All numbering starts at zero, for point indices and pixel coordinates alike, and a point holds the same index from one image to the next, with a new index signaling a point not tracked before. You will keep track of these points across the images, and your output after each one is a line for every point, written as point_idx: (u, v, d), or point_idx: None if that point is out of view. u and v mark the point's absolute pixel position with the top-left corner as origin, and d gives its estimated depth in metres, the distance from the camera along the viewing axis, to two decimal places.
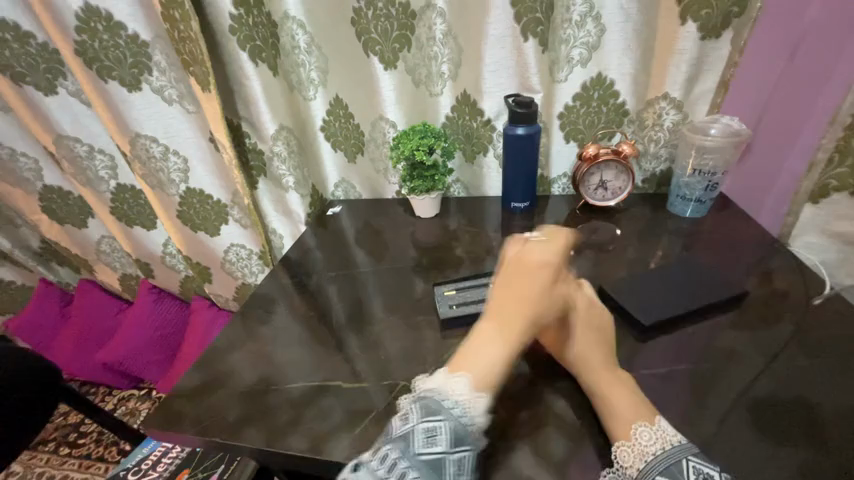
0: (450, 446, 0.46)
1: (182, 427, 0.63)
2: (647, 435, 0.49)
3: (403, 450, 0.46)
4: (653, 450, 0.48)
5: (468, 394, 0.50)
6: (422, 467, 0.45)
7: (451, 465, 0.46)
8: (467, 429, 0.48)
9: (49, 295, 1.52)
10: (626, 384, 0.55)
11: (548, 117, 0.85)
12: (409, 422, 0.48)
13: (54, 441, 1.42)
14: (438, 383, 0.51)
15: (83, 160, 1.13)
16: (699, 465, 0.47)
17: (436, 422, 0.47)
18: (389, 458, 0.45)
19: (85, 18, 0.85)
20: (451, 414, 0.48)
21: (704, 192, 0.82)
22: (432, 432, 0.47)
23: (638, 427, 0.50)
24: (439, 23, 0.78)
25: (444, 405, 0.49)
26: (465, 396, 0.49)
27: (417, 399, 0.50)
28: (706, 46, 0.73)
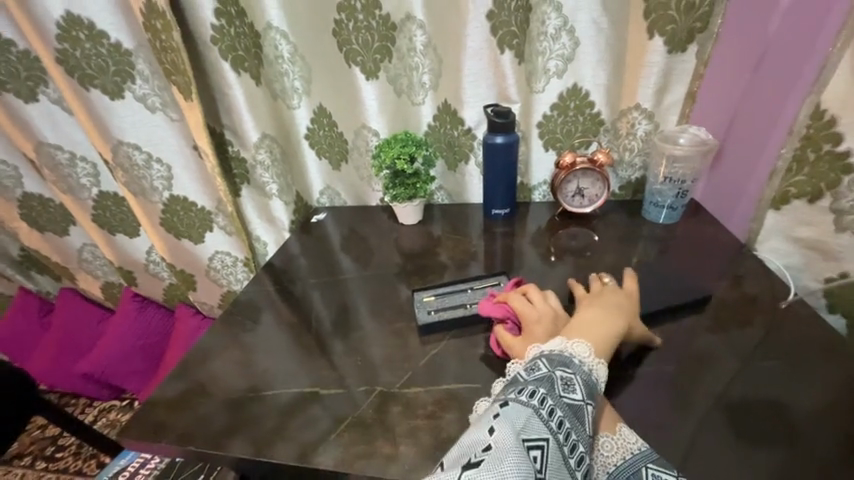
0: (586, 397, 0.50)
1: (161, 437, 0.63)
2: (608, 446, 0.52)
3: (549, 389, 0.49)
4: (614, 461, 0.51)
5: (590, 360, 0.54)
6: (567, 409, 0.48)
7: (588, 412, 0.50)
8: (596, 383, 0.52)
9: (26, 304, 1.48)
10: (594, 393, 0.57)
11: (527, 126, 0.87)
12: (544, 369, 0.52)
13: (30, 455, 1.38)
14: (567, 344, 0.55)
15: (64, 168, 1.12)
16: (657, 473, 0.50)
17: (571, 375, 0.51)
18: (538, 394, 0.48)
19: (66, 27, 0.86)
20: (582, 369, 0.52)
21: (676, 199, 0.85)
22: (570, 381, 0.51)
23: (601, 438, 0.52)
24: (419, 35, 0.80)
25: (575, 362, 0.53)
26: (589, 358, 0.54)
27: (545, 354, 0.54)
28: (672, 59, 0.77)
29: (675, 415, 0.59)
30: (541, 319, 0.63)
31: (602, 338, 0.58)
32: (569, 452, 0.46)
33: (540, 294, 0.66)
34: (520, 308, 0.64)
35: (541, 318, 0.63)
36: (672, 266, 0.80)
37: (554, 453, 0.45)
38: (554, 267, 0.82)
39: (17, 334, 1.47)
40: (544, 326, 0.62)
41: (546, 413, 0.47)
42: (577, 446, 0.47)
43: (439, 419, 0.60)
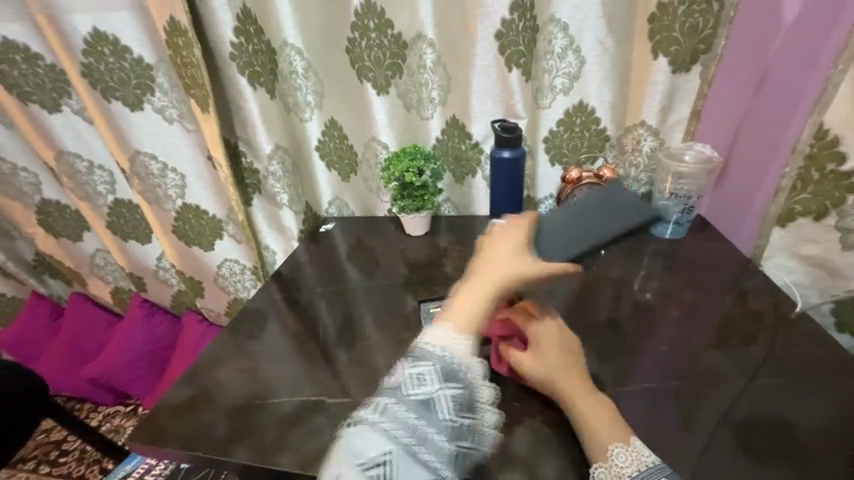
0: (442, 383, 0.49)
1: (168, 442, 0.64)
2: (622, 457, 0.51)
3: (394, 396, 0.48)
4: (629, 472, 0.50)
5: (446, 341, 0.51)
6: (413, 408, 0.47)
7: (446, 399, 0.48)
8: (455, 367, 0.50)
9: (38, 307, 1.51)
10: (604, 403, 0.57)
11: (534, 141, 0.88)
12: (396, 374, 0.50)
13: (35, 459, 1.39)
14: (421, 337, 0.53)
15: (83, 176, 1.15)
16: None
17: (427, 368, 0.49)
18: (383, 406, 0.47)
19: (92, 42, 0.90)
20: (437, 358, 0.50)
21: (682, 214, 0.86)
22: (422, 375, 0.49)
23: (615, 449, 0.52)
24: (429, 53, 0.83)
25: (431, 351, 0.51)
26: (453, 346, 0.51)
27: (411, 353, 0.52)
28: (677, 79, 0.79)
29: (680, 433, 0.58)
30: (545, 331, 0.62)
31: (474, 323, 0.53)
32: (426, 448, 0.46)
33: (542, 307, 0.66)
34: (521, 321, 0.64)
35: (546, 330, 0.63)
36: (678, 281, 0.80)
37: (403, 460, 0.45)
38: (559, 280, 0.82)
39: (28, 337, 1.49)
40: (550, 338, 0.62)
41: (388, 426, 0.46)
42: (435, 443, 0.46)
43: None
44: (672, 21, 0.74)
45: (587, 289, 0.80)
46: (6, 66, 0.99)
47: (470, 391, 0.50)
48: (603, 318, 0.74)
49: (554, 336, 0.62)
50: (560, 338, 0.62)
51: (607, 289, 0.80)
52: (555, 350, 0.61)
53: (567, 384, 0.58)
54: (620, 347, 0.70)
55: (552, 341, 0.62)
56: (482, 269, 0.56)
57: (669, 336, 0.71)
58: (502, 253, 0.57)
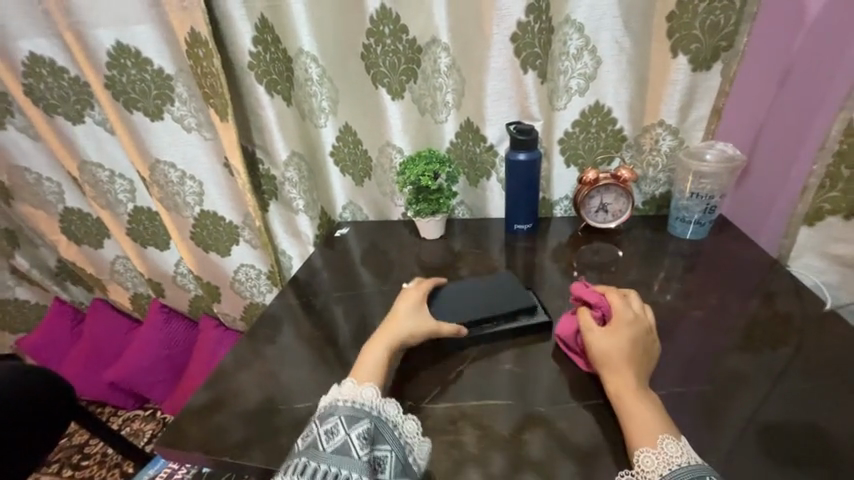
0: (349, 429, 0.55)
1: (187, 447, 0.64)
2: (673, 447, 0.51)
3: (312, 454, 0.53)
4: (678, 461, 0.50)
5: (352, 390, 0.60)
6: (331, 460, 0.53)
7: (356, 439, 0.55)
8: (361, 410, 0.57)
9: (61, 313, 1.54)
10: (652, 399, 0.56)
11: (549, 143, 0.88)
12: (310, 435, 0.55)
13: (58, 462, 1.42)
14: (334, 390, 0.60)
15: (104, 184, 1.18)
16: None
17: (333, 421, 0.56)
18: (305, 467, 0.52)
19: (115, 55, 0.93)
20: (342, 407, 0.57)
21: (703, 214, 0.84)
22: (333, 428, 0.55)
23: (665, 439, 0.51)
24: (444, 57, 0.83)
25: (338, 404, 0.58)
26: (371, 397, 0.59)
27: (317, 413, 0.58)
28: (696, 77, 0.77)
29: (704, 438, 0.57)
30: (633, 320, 0.63)
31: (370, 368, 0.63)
32: None
33: (640, 303, 0.66)
34: (617, 302, 0.65)
35: (632, 319, 0.63)
36: (698, 283, 0.79)
37: None
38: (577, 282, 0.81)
39: (51, 342, 1.53)
40: (632, 328, 0.62)
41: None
42: None
43: (458, 435, 0.60)
44: (691, 19, 0.73)
45: None
46: (33, 80, 1.02)
47: (378, 426, 0.57)
48: None
49: (636, 328, 0.62)
50: (642, 334, 0.62)
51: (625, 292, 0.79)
52: (630, 340, 0.61)
53: (626, 370, 0.58)
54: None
55: (633, 330, 0.62)
56: (385, 328, 0.68)
57: (690, 339, 0.69)
58: (401, 315, 0.70)
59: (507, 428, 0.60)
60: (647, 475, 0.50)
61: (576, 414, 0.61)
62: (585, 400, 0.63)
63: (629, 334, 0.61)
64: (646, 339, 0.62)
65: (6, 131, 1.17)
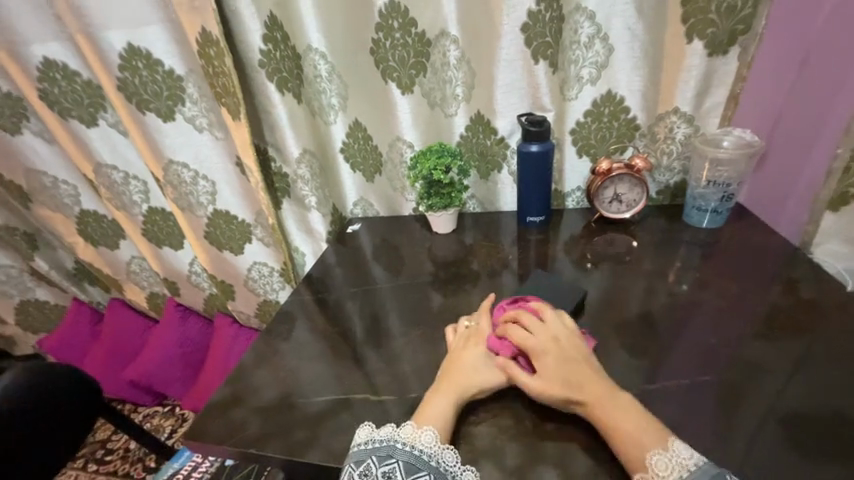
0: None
1: (209, 440, 0.65)
2: (663, 464, 0.50)
3: None
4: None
5: (412, 432, 0.57)
6: None
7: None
8: (421, 458, 0.55)
9: (80, 313, 1.58)
10: (624, 406, 0.56)
11: (561, 133, 0.87)
12: (367, 473, 0.54)
13: (83, 457, 1.46)
14: (391, 428, 0.58)
15: (119, 186, 1.20)
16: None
17: (392, 464, 0.54)
18: None
19: (127, 57, 0.93)
20: (402, 452, 0.55)
21: (720, 202, 0.83)
22: (390, 472, 0.53)
23: (653, 456, 0.51)
24: (453, 50, 0.83)
25: (397, 446, 0.56)
26: (433, 446, 0.56)
27: (373, 448, 0.56)
28: (712, 63, 0.76)
29: (720, 427, 0.57)
30: (548, 341, 0.62)
31: (434, 416, 0.58)
32: None
33: (550, 317, 0.65)
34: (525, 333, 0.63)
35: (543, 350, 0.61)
36: (713, 272, 0.78)
37: None
38: (592, 274, 0.81)
39: (72, 342, 1.57)
40: (558, 348, 0.61)
41: None
42: None
43: (472, 427, 0.61)
44: (707, 3, 0.72)
45: (621, 282, 0.79)
46: (47, 85, 1.04)
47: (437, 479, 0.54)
48: (634, 311, 0.73)
49: (559, 347, 0.62)
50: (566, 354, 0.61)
51: (639, 282, 0.78)
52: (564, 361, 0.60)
53: (584, 394, 0.57)
54: (649, 340, 0.68)
55: (559, 352, 0.61)
56: (453, 369, 0.64)
57: (705, 329, 0.69)
58: (465, 360, 0.64)
59: (520, 418, 0.61)
60: None
61: None
62: None
63: (559, 358, 0.60)
64: (576, 348, 0.62)
65: (22, 136, 1.19)
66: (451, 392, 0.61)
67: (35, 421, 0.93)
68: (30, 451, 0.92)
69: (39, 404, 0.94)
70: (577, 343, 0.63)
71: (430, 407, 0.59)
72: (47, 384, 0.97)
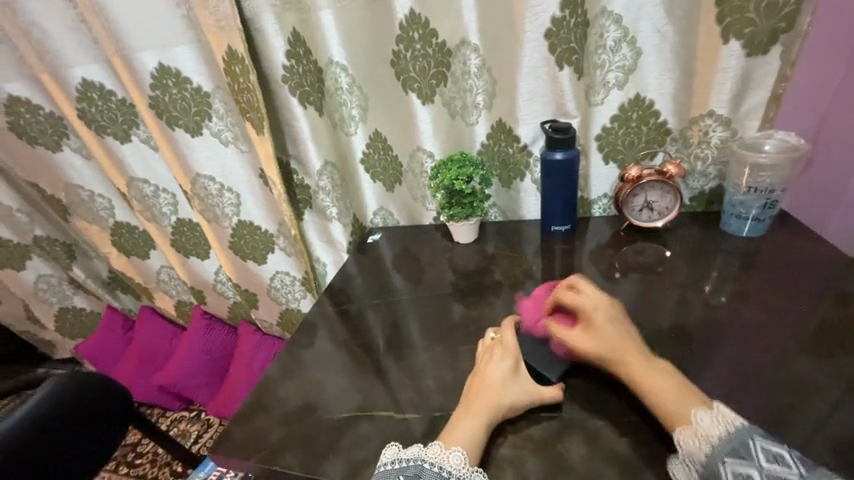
0: None
1: (232, 450, 0.65)
2: (707, 421, 0.51)
3: None
4: (717, 434, 0.50)
5: (440, 453, 0.55)
6: None
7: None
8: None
9: (113, 320, 1.64)
10: (662, 371, 0.57)
11: (586, 140, 0.84)
12: None
13: (114, 460, 1.51)
14: (419, 448, 0.56)
15: (150, 199, 1.25)
16: (767, 445, 0.48)
17: None
18: None
19: (158, 76, 0.97)
20: (431, 473, 0.53)
21: (762, 210, 0.78)
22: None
23: (697, 414, 0.52)
24: (473, 59, 0.82)
25: (425, 466, 0.54)
26: (462, 468, 0.54)
27: (400, 468, 0.54)
28: (751, 62, 0.72)
29: None
30: (595, 309, 0.63)
31: (463, 436, 0.56)
32: None
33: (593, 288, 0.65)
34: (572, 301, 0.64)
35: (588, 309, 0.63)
36: (754, 283, 0.73)
37: None
38: (622, 285, 0.78)
39: (105, 348, 1.63)
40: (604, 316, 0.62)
41: None
42: None
43: (495, 445, 0.59)
44: (745, 1, 0.68)
45: (653, 293, 0.75)
46: (85, 104, 1.09)
47: None
48: (668, 324, 0.69)
49: (606, 314, 0.62)
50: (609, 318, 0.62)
51: (672, 294, 0.74)
52: (611, 329, 0.61)
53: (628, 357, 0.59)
54: (686, 355, 0.64)
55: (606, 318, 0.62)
56: (476, 387, 0.61)
57: (747, 344, 0.64)
58: (494, 378, 0.61)
59: (545, 436, 0.59)
60: (695, 459, 0.50)
61: (619, 425, 0.58)
62: (635, 414, 0.59)
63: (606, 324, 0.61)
64: (621, 316, 0.63)
65: (62, 153, 1.25)
66: (479, 410, 0.59)
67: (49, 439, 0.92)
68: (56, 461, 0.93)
69: (69, 414, 0.96)
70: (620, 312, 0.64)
71: (457, 427, 0.58)
72: (69, 400, 0.97)
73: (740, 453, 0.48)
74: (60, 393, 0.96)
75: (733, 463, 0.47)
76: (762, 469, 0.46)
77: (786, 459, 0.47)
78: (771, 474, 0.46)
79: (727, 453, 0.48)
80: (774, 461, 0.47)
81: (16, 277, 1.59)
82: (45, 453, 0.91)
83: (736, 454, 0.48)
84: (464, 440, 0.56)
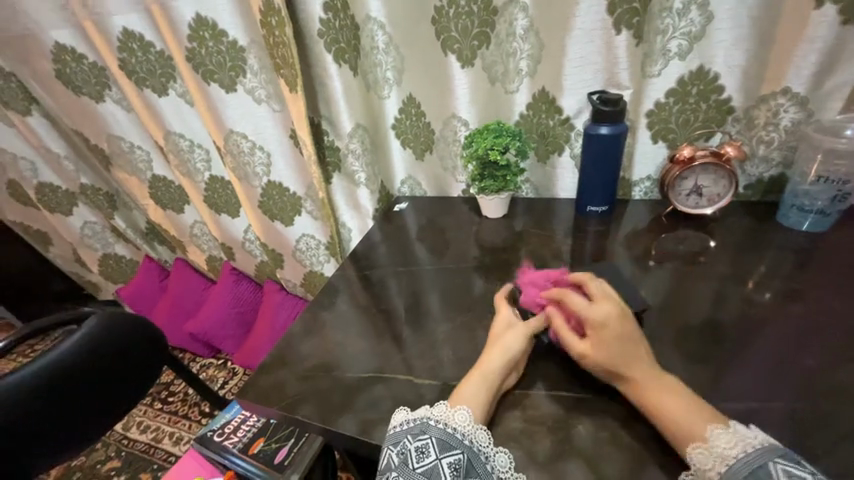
0: (440, 454, 0.52)
1: (252, 396, 0.68)
2: (724, 438, 0.47)
3: (402, 470, 0.51)
4: (733, 453, 0.46)
5: (446, 411, 0.55)
6: None
7: (446, 467, 0.51)
8: (454, 437, 0.53)
9: (149, 269, 1.74)
10: (674, 397, 0.52)
11: (635, 114, 0.78)
12: (400, 447, 0.53)
13: (150, 396, 1.64)
14: (425, 407, 0.56)
15: (185, 154, 1.28)
16: (789, 468, 0.44)
17: (425, 440, 0.53)
18: None
19: (195, 27, 0.96)
20: (435, 430, 0.53)
21: (830, 203, 0.72)
22: (424, 448, 0.52)
23: (712, 433, 0.48)
24: (521, 19, 0.76)
25: (430, 423, 0.54)
26: (467, 424, 0.54)
27: (407, 428, 0.55)
28: (846, 31, 0.63)
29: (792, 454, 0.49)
30: (601, 321, 0.57)
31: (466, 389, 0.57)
32: None
33: (601, 289, 0.60)
34: (577, 306, 0.59)
35: (602, 322, 0.56)
36: (806, 282, 0.67)
37: None
38: (655, 271, 0.74)
39: (143, 295, 1.74)
40: (607, 329, 0.56)
41: None
42: None
43: (508, 417, 0.58)
44: None
45: (689, 282, 0.71)
46: (126, 54, 1.10)
47: (472, 459, 0.52)
48: (702, 316, 0.65)
49: (614, 328, 0.56)
50: (626, 330, 0.56)
51: (710, 285, 0.70)
52: (617, 341, 0.55)
53: (635, 376, 0.54)
54: (715, 347, 0.61)
55: (614, 326, 0.56)
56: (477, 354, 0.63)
57: (787, 343, 0.60)
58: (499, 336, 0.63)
59: (558, 413, 0.58)
60: (706, 475, 0.47)
61: (637, 410, 0.56)
62: None
63: (611, 333, 0.56)
64: (632, 328, 0.57)
65: (104, 103, 1.28)
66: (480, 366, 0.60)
67: (82, 382, 0.96)
68: (88, 381, 0.98)
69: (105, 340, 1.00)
70: (630, 319, 0.58)
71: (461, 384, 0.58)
72: (103, 346, 1.00)
73: (758, 476, 0.44)
74: (98, 338, 0.98)
75: None
76: None
77: None
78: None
79: (742, 476, 0.45)
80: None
81: (64, 221, 1.70)
82: (78, 370, 0.95)
83: (752, 477, 0.44)
84: (466, 392, 0.57)
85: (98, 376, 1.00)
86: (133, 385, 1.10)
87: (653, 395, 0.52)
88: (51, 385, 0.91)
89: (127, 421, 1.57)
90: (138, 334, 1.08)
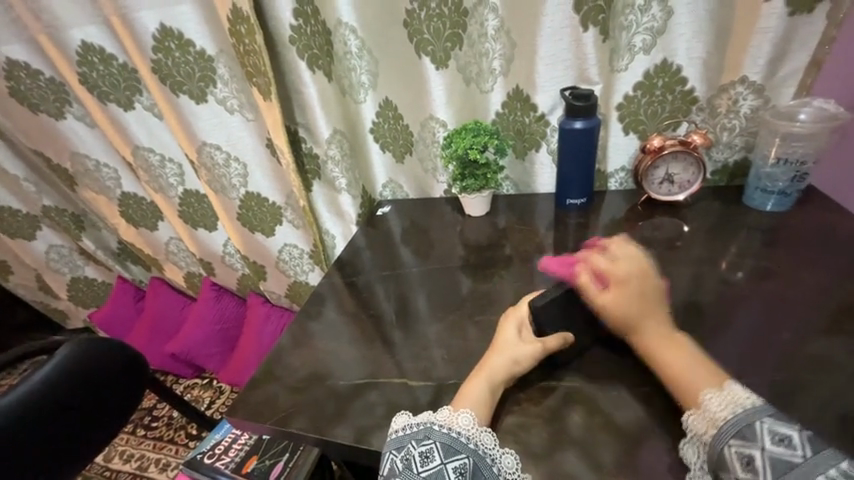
0: (445, 458, 0.51)
1: (242, 414, 0.66)
2: (716, 402, 0.49)
3: (407, 474, 0.51)
4: (723, 415, 0.48)
5: (449, 415, 0.55)
6: None
7: (452, 472, 0.51)
8: (458, 440, 0.53)
9: (125, 291, 1.66)
10: (692, 357, 0.54)
11: (606, 109, 0.81)
12: (405, 451, 0.53)
13: (133, 422, 1.57)
14: (428, 411, 0.56)
15: (156, 169, 1.23)
16: (775, 427, 0.46)
17: (429, 445, 0.52)
18: None
19: (160, 38, 0.93)
20: (440, 434, 0.53)
21: (790, 183, 0.76)
22: (428, 452, 0.52)
23: (706, 394, 0.50)
24: (491, 20, 0.78)
25: (434, 427, 0.54)
26: (472, 428, 0.54)
27: (410, 433, 0.55)
28: (793, 22, 0.68)
29: None
30: (635, 279, 0.59)
31: (470, 395, 0.57)
32: None
33: (625, 249, 0.62)
34: (602, 264, 0.61)
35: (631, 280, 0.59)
36: (774, 259, 0.71)
37: None
38: None
39: (118, 318, 1.66)
40: (630, 288, 0.59)
41: None
42: None
43: (504, 412, 0.59)
44: None
45: (667, 267, 0.73)
46: (86, 68, 1.05)
47: (478, 464, 0.52)
48: (681, 298, 0.68)
49: (641, 288, 0.59)
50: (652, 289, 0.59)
51: (687, 268, 0.73)
52: (632, 295, 0.58)
53: (656, 339, 0.57)
54: (697, 328, 0.63)
55: (634, 284, 0.59)
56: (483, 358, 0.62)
57: (761, 319, 0.63)
58: (510, 345, 0.61)
59: (552, 403, 0.59)
60: (700, 438, 0.49)
61: (625, 395, 0.58)
62: (638, 387, 0.59)
63: (631, 290, 0.58)
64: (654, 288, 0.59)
65: (64, 120, 1.22)
66: (484, 374, 0.59)
67: (52, 415, 0.90)
68: (59, 411, 0.92)
69: (77, 368, 0.95)
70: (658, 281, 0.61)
71: (465, 389, 0.58)
72: (78, 374, 0.95)
73: (744, 436, 0.46)
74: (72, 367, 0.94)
75: (737, 444, 0.46)
76: (765, 452, 0.44)
77: (793, 440, 0.44)
78: (774, 456, 0.44)
79: (731, 435, 0.47)
80: (780, 443, 0.44)
81: (27, 247, 1.61)
82: (47, 401, 0.89)
83: (740, 437, 0.46)
84: (469, 399, 0.56)
85: (75, 409, 0.95)
86: (111, 416, 1.04)
87: (665, 355, 0.55)
88: (21, 422, 0.85)
89: (109, 451, 1.50)
90: (114, 357, 1.03)
